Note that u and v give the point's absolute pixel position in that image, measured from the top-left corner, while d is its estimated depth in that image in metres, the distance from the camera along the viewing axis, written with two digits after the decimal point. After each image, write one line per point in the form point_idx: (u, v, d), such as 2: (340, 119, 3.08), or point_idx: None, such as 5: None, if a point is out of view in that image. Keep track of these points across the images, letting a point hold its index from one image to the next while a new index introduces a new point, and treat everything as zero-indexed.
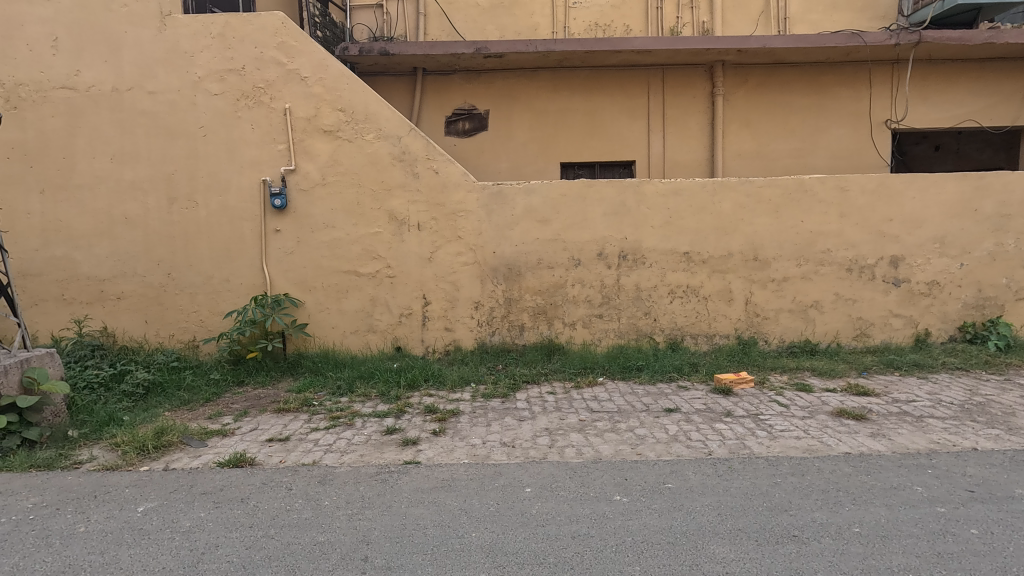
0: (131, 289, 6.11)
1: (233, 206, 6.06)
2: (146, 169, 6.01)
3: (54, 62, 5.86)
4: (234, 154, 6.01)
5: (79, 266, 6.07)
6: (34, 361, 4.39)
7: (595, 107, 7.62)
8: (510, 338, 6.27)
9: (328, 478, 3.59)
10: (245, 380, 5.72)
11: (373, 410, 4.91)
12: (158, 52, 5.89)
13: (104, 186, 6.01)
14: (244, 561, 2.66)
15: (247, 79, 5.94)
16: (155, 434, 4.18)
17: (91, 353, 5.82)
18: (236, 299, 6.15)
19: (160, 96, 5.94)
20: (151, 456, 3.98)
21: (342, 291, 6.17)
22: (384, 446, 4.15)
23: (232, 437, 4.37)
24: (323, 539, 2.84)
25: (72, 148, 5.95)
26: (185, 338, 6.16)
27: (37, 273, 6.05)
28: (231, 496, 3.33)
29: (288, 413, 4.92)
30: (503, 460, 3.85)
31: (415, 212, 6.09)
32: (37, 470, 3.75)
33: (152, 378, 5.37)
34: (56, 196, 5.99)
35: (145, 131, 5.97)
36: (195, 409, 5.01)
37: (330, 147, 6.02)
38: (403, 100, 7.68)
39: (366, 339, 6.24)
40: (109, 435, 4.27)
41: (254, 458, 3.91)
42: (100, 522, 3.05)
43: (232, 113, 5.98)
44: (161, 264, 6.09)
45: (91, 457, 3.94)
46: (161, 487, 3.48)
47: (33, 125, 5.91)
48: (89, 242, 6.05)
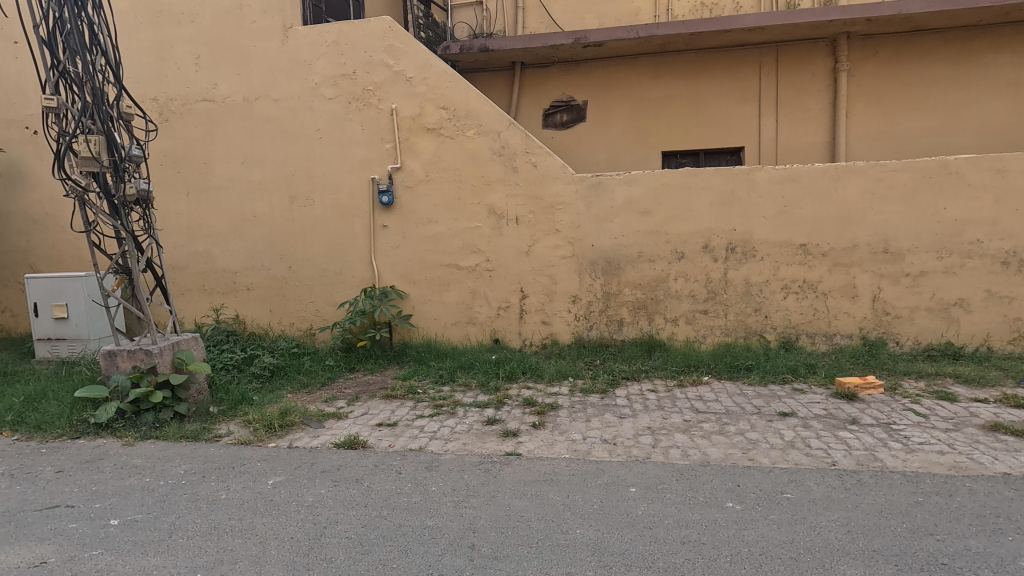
0: (258, 281, 6.71)
1: (345, 204, 6.46)
2: (271, 171, 6.55)
3: (196, 77, 6.56)
4: (346, 155, 6.39)
5: (216, 260, 6.76)
6: (183, 345, 4.93)
7: (700, 91, 7.23)
8: (608, 333, 6.14)
9: (434, 464, 3.72)
10: (355, 366, 6.09)
11: (474, 400, 5.03)
12: (282, 63, 6.39)
13: (236, 187, 6.64)
14: (362, 538, 2.82)
15: (358, 82, 6.29)
16: (281, 413, 4.58)
17: (226, 337, 6.48)
18: (347, 290, 6.56)
19: (283, 103, 6.45)
20: (277, 433, 4.36)
21: (443, 283, 6.37)
22: (485, 436, 4.23)
23: (346, 419, 4.67)
24: (432, 523, 2.94)
25: (210, 153, 6.63)
26: (303, 327, 6.67)
27: (183, 266, 6.83)
28: (347, 475, 3.56)
29: (394, 399, 5.17)
30: (605, 457, 3.78)
31: (514, 206, 6.14)
32: (187, 440, 4.24)
33: (276, 362, 5.86)
34: (198, 197, 6.72)
35: (271, 136, 6.51)
36: (314, 393, 5.41)
37: (433, 144, 6.22)
38: (502, 95, 7.78)
39: (466, 331, 6.39)
40: (243, 413, 4.74)
41: (366, 441, 4.14)
42: (237, 491, 3.37)
43: (345, 115, 6.35)
44: (283, 258, 6.63)
45: (228, 432, 4.39)
46: (287, 462, 3.80)
47: (180, 135, 6.66)
48: (225, 238, 6.72)
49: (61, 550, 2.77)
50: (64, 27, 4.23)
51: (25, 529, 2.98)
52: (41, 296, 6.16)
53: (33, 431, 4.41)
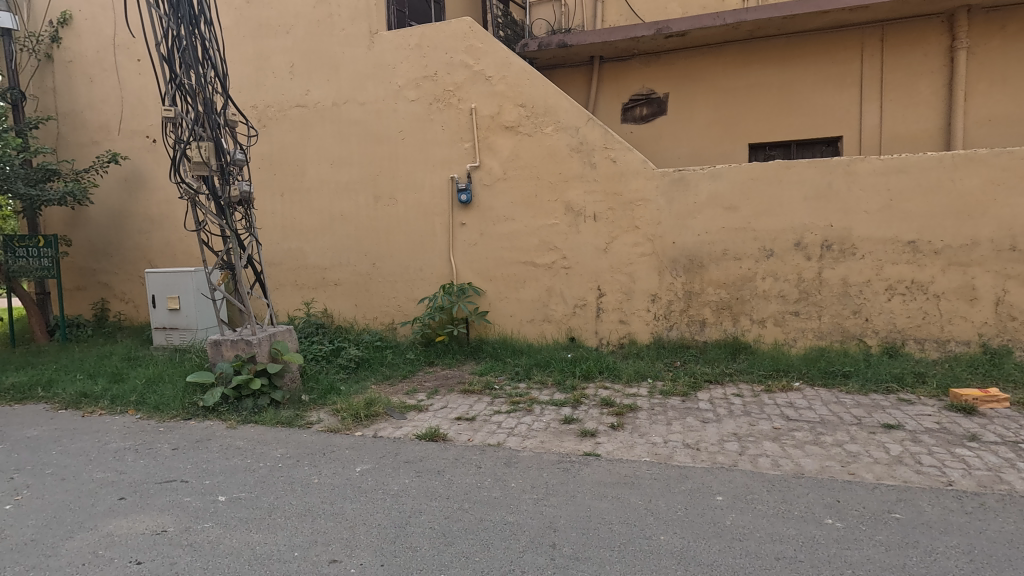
0: (344, 277, 7.05)
1: (426, 202, 6.64)
2: (357, 172, 6.86)
3: (291, 85, 6.98)
4: (427, 154, 6.57)
5: (307, 257, 7.17)
6: (279, 336, 5.27)
7: (793, 78, 6.79)
8: (689, 334, 5.91)
9: (513, 461, 3.75)
10: (434, 360, 6.25)
11: (550, 398, 5.02)
12: (368, 67, 6.66)
13: (326, 188, 7.01)
14: (445, 529, 2.89)
15: (439, 83, 6.43)
16: (366, 404, 4.78)
17: (316, 330, 6.85)
18: (427, 287, 6.74)
19: (369, 107, 6.73)
20: (363, 423, 4.56)
21: (519, 281, 6.40)
22: (563, 434, 4.20)
23: (426, 412, 4.80)
24: (512, 520, 2.96)
25: (303, 156, 7.04)
26: (385, 321, 6.93)
27: (277, 262, 7.30)
28: (429, 467, 3.66)
29: (472, 394, 5.26)
30: (688, 462, 3.65)
31: (592, 203, 6.05)
32: (282, 425, 4.53)
33: (361, 355, 6.13)
34: (291, 197, 7.15)
35: (357, 138, 6.81)
36: (396, 385, 5.61)
37: (511, 142, 6.26)
38: (579, 90, 7.70)
39: (542, 329, 6.38)
40: (332, 401, 5.00)
41: (446, 434, 4.24)
42: (328, 476, 3.56)
43: (426, 116, 6.53)
44: (368, 255, 6.93)
45: (319, 419, 4.64)
46: (373, 451, 3.96)
47: (276, 139, 7.12)
48: (315, 236, 7.11)
49: (178, 521, 3.04)
50: (180, 44, 4.64)
51: (148, 499, 3.30)
52: (159, 288, 6.80)
53: (152, 411, 4.88)
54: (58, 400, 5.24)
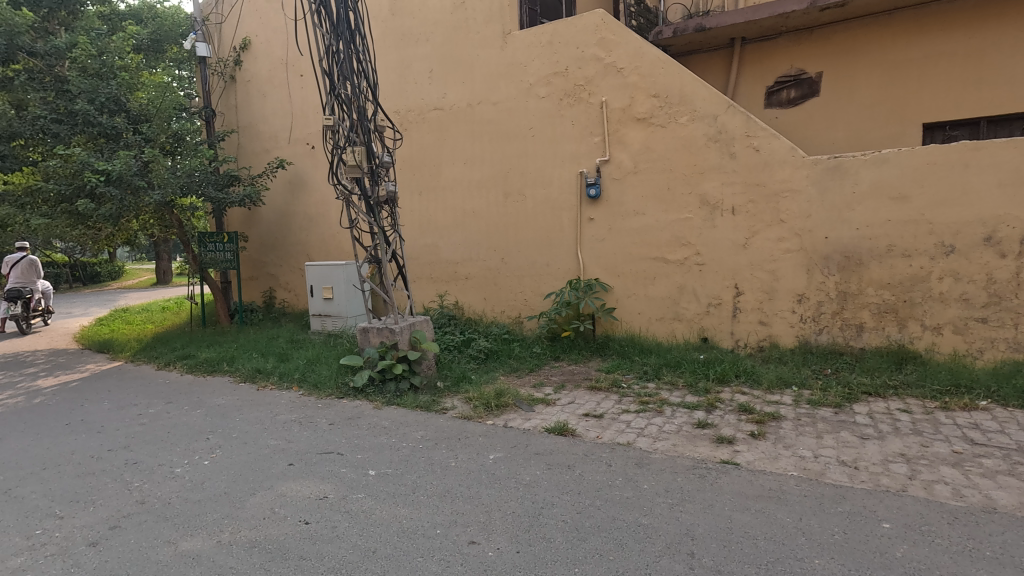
0: (475, 271, 7.35)
1: (554, 198, 6.68)
2: (489, 169, 7.10)
3: (429, 89, 7.41)
4: (557, 150, 6.60)
5: (441, 252, 7.58)
6: (418, 325, 5.64)
7: (984, 44, 5.78)
8: (843, 339, 5.32)
9: (645, 462, 3.65)
10: (560, 355, 6.28)
11: (682, 400, 4.81)
12: (501, 67, 6.85)
13: (459, 186, 7.34)
14: (577, 524, 2.89)
15: (570, 78, 6.43)
16: (496, 394, 4.96)
17: (448, 321, 7.22)
18: (554, 282, 6.79)
19: (501, 106, 6.92)
20: (494, 412, 4.72)
21: (649, 277, 6.20)
22: (697, 439, 4.01)
23: (554, 406, 4.85)
24: (646, 522, 2.88)
25: (439, 156, 7.44)
26: (512, 315, 7.11)
27: (414, 257, 7.80)
28: (560, 461, 3.69)
29: (599, 391, 5.21)
30: (844, 481, 3.29)
31: (731, 195, 5.68)
32: (421, 409, 4.85)
33: (490, 346, 6.34)
34: (428, 196, 7.60)
35: (489, 137, 7.05)
36: (523, 377, 5.74)
37: (643, 134, 6.07)
38: (718, 76, 7.32)
39: (672, 328, 6.13)
40: (464, 390, 5.25)
41: (575, 429, 4.26)
42: (464, 461, 3.74)
43: (556, 112, 6.56)
44: (497, 250, 7.15)
45: (453, 406, 4.90)
46: (505, 440, 4.09)
47: (416, 141, 7.61)
48: (448, 232, 7.50)
49: (336, 489, 3.38)
50: (338, 58, 5.13)
51: (312, 467, 3.71)
52: (315, 280, 7.61)
53: (312, 389, 5.49)
54: (239, 374, 6.09)
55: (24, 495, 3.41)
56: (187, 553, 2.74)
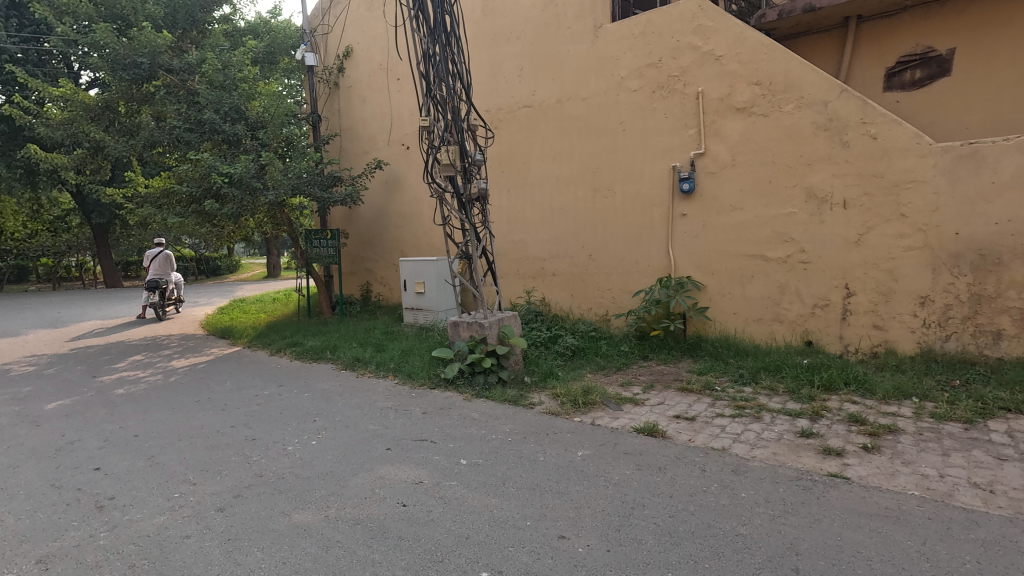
0: (562, 268, 7.34)
1: (645, 194, 6.51)
2: (578, 165, 7.05)
3: (519, 87, 7.49)
4: (649, 144, 6.43)
5: (529, 248, 7.64)
6: (507, 320, 5.74)
7: None
8: (975, 348, 4.75)
9: (742, 469, 3.47)
10: (649, 354, 6.11)
11: (783, 407, 4.52)
12: (592, 61, 6.78)
13: (547, 183, 7.36)
14: (670, 528, 2.81)
15: (664, 70, 6.23)
16: (584, 392, 4.93)
17: (535, 317, 7.25)
18: (644, 279, 6.62)
19: (591, 101, 6.85)
20: (581, 409, 4.70)
21: (746, 276, 5.88)
22: (800, 449, 3.75)
23: (643, 406, 4.74)
24: (745, 532, 2.75)
25: (528, 154, 7.51)
26: (599, 312, 7.03)
27: (502, 253, 7.93)
28: (651, 463, 3.60)
29: (691, 393, 5.02)
30: (977, 506, 2.94)
31: (842, 187, 5.25)
32: (509, 403, 4.93)
33: (577, 343, 6.31)
34: (516, 193, 7.69)
35: (579, 132, 7.00)
36: (610, 375, 5.66)
37: (743, 125, 5.76)
38: (829, 59, 6.80)
39: (771, 330, 5.78)
40: (551, 386, 5.27)
41: (665, 431, 4.14)
42: (552, 456, 3.76)
43: (649, 105, 6.38)
44: (585, 246, 7.10)
45: (540, 401, 4.93)
46: (593, 438, 4.06)
47: (506, 139, 7.72)
48: (536, 229, 7.54)
49: (430, 475, 3.52)
50: (434, 60, 5.31)
51: (407, 453, 3.90)
52: (409, 274, 7.96)
53: (406, 378, 5.76)
54: (340, 362, 6.51)
55: (164, 462, 3.86)
56: (299, 524, 2.98)
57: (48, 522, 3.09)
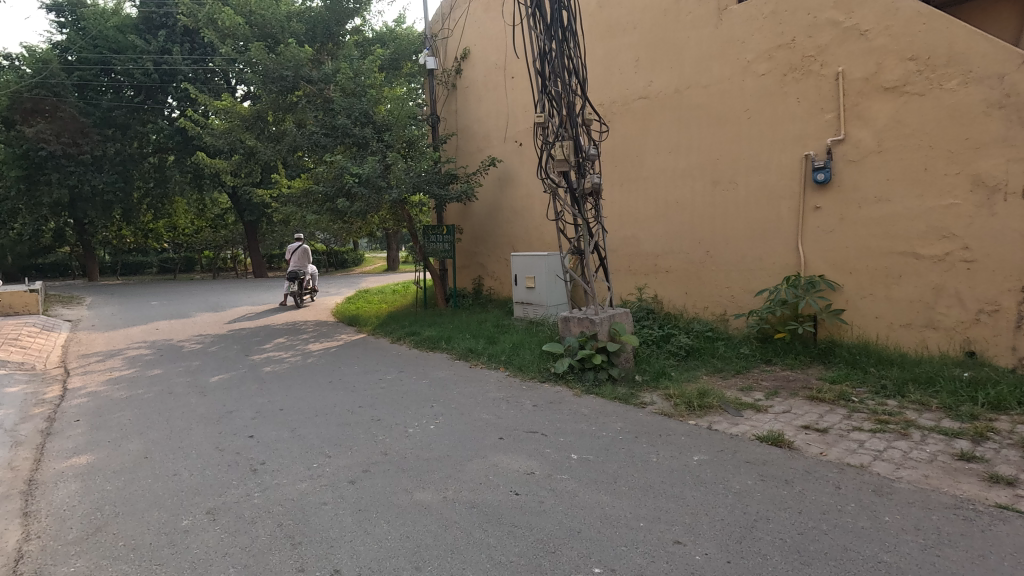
0: (677, 264, 7.05)
1: (772, 185, 6.06)
2: (696, 157, 6.73)
3: (635, 78, 7.30)
4: (777, 131, 5.97)
5: (642, 244, 7.44)
6: (618, 317, 5.64)
7: None
8: None
9: (885, 490, 3.13)
10: (773, 358, 5.69)
11: (936, 425, 3.99)
12: (715, 46, 6.43)
13: (662, 176, 7.11)
14: (798, 546, 2.61)
15: (797, 50, 5.75)
16: (699, 394, 4.72)
17: (646, 315, 7.03)
18: (768, 278, 6.17)
19: (713, 88, 6.50)
20: (696, 412, 4.50)
21: (893, 275, 5.26)
22: (958, 473, 3.30)
23: (766, 414, 4.43)
24: (889, 560, 2.48)
25: (643, 147, 7.30)
26: (717, 312, 6.67)
27: (614, 249, 7.79)
28: (775, 474, 3.36)
29: (822, 402, 4.61)
30: None
31: (1020, 174, 4.51)
32: (620, 401, 4.85)
33: (692, 343, 6.03)
34: (629, 187, 7.51)
35: (698, 122, 6.67)
36: (729, 379, 5.35)
37: (893, 106, 5.15)
38: (1005, 26, 5.86)
39: (923, 337, 5.12)
40: (664, 386, 5.10)
41: (792, 442, 3.84)
42: (666, 458, 3.64)
43: (778, 89, 5.93)
44: (702, 242, 6.76)
45: (652, 401, 4.79)
46: (711, 444, 3.87)
47: (619, 132, 7.56)
48: (650, 224, 7.32)
49: (542, 467, 3.58)
50: (550, 57, 5.35)
51: (519, 443, 3.99)
52: (520, 269, 8.09)
53: (517, 370, 5.88)
54: (455, 352, 6.81)
55: (304, 435, 4.30)
56: (421, 502, 3.17)
57: (214, 478, 3.58)
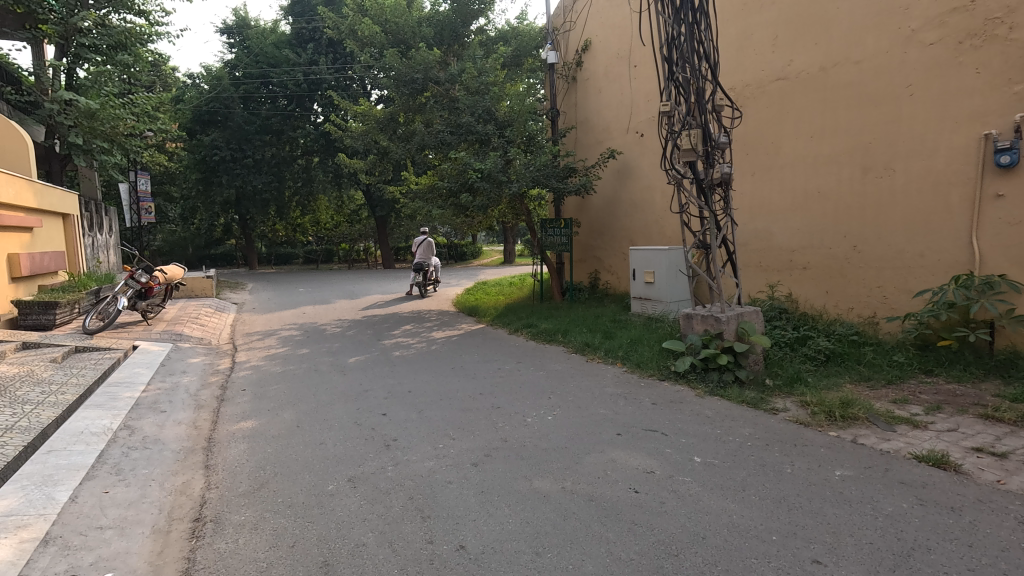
0: (816, 260, 6.44)
1: (939, 171, 5.30)
2: (843, 142, 6.08)
3: (773, 58, 6.75)
4: (948, 109, 5.21)
5: (776, 238, 6.89)
6: (746, 316, 5.28)
7: None
8: None
9: None
10: (934, 369, 4.99)
11: None
12: (870, 16, 5.75)
13: (802, 163, 6.52)
14: None
15: (978, 13, 4.96)
16: (842, 404, 4.28)
17: (779, 314, 6.47)
18: (930, 277, 5.43)
19: (866, 63, 5.81)
20: (838, 423, 4.09)
21: None
22: None
23: (926, 431, 3.90)
24: None
25: (779, 132, 6.74)
26: (864, 314, 6.00)
27: (743, 243, 7.30)
28: (938, 500, 2.96)
29: (999, 422, 3.96)
30: None
31: None
32: (748, 405, 4.55)
33: (833, 347, 5.47)
34: (763, 176, 6.98)
35: (847, 103, 6.01)
36: (878, 389, 4.79)
37: None
38: None
39: None
40: (799, 392, 4.69)
41: (960, 465, 3.34)
42: (803, 470, 3.36)
43: (951, 60, 5.16)
44: (848, 236, 6.10)
45: (785, 408, 4.44)
46: (856, 459, 3.50)
47: (753, 117, 7.04)
48: (786, 216, 6.75)
49: (663, 467, 3.47)
50: (678, 42, 5.12)
51: (638, 440, 3.91)
52: (639, 264, 7.88)
53: (635, 367, 5.76)
54: (572, 345, 6.83)
55: (430, 416, 4.58)
56: (539, 490, 3.23)
57: (355, 450, 3.94)
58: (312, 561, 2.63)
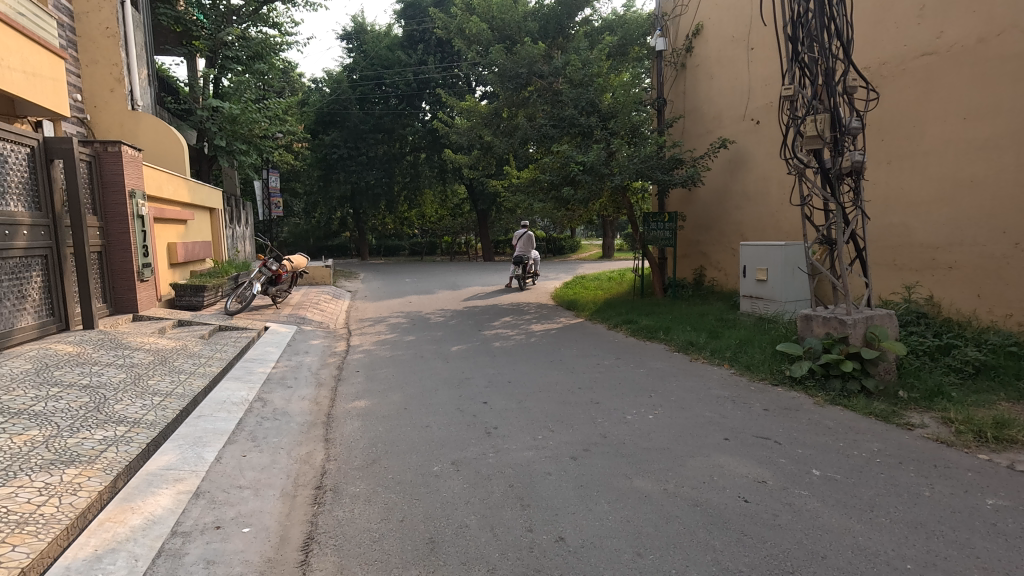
0: (967, 259, 5.66)
1: None
2: (1006, 123, 5.28)
3: (917, 31, 6.01)
4: None
5: (915, 233, 6.14)
6: (877, 320, 4.78)
7: None
8: None
9: None
10: None
11: None
12: None
13: (951, 149, 5.75)
14: None
15: None
16: (996, 424, 3.74)
17: (917, 319, 5.74)
18: None
19: None
20: (990, 445, 3.58)
21: None
22: None
23: None
24: None
25: (923, 115, 5.99)
26: None
27: (873, 239, 6.57)
28: None
29: None
30: None
31: None
32: (877, 418, 4.12)
33: (984, 360, 4.79)
34: (900, 164, 6.24)
35: (1013, 78, 5.21)
36: None
37: None
38: None
39: None
40: (940, 408, 4.17)
41: None
42: (944, 495, 2.98)
43: None
44: (1008, 232, 5.30)
45: (923, 424, 3.96)
46: (1013, 487, 3.05)
47: (889, 98, 6.31)
48: (929, 209, 5.99)
49: (775, 477, 3.25)
50: (804, 20, 4.73)
51: (748, 447, 3.69)
52: (751, 260, 7.40)
53: (744, 369, 5.43)
54: (674, 344, 6.58)
55: (529, 408, 4.64)
56: (640, 490, 3.16)
57: (457, 435, 4.09)
58: (419, 536, 2.78)
